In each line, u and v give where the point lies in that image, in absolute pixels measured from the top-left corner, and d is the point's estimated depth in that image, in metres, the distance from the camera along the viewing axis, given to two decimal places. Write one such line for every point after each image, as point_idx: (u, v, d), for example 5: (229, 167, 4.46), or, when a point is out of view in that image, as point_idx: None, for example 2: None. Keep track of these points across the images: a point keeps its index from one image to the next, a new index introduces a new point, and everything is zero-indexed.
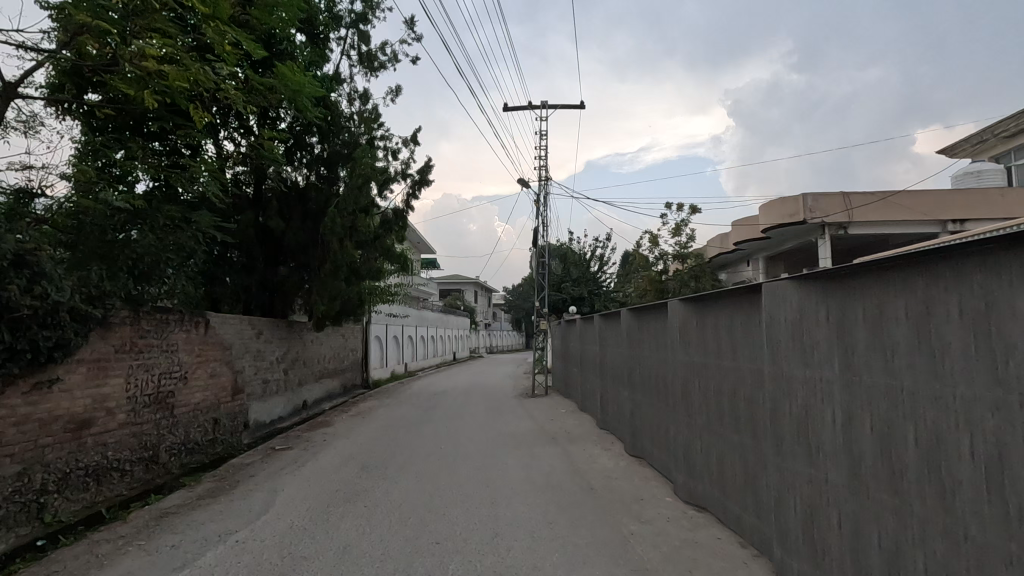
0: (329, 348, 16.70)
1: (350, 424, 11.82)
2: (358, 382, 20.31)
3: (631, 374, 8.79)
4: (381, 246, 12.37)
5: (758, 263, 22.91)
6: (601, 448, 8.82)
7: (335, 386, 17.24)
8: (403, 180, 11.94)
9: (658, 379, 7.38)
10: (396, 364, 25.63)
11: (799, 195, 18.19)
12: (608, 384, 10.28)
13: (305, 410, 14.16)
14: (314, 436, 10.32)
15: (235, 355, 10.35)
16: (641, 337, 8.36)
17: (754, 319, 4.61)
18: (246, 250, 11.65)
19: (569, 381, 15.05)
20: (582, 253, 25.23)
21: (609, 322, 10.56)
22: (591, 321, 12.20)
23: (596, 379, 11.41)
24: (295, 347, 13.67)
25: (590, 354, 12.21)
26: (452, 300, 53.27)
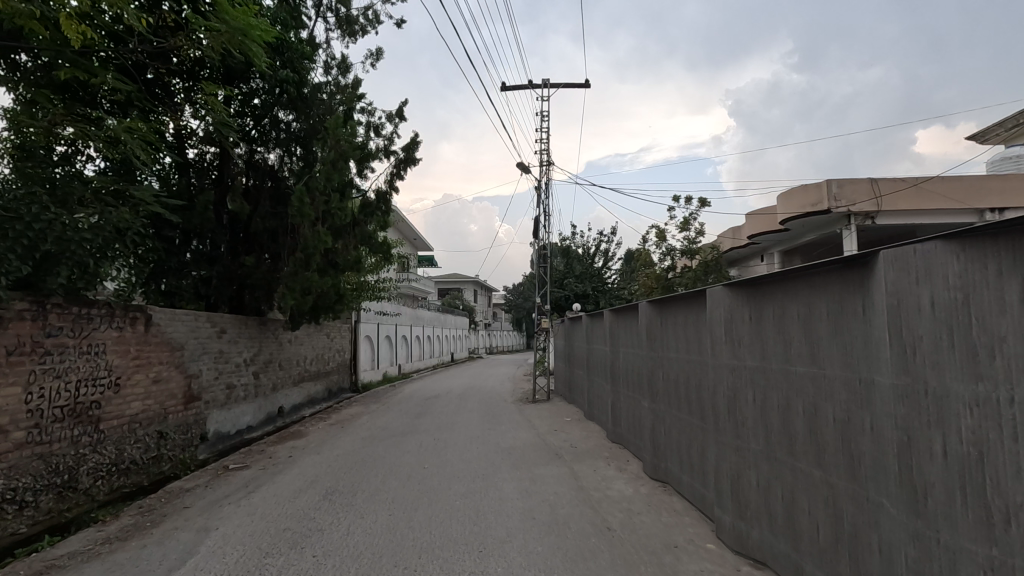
0: (310, 349, 15.29)
1: (325, 435, 10.43)
2: (345, 386, 18.88)
3: (647, 379, 7.35)
4: (361, 232, 10.97)
5: (774, 258, 21.48)
6: (613, 468, 7.40)
7: (318, 390, 15.82)
8: (386, 157, 10.55)
9: (685, 386, 5.96)
10: (389, 366, 24.21)
11: (823, 182, 16.77)
12: (620, 390, 8.87)
13: (280, 418, 12.74)
14: (280, 451, 8.92)
15: (189, 357, 8.95)
16: (660, 332, 6.91)
17: (852, 307, 3.20)
18: (207, 237, 10.34)
19: (573, 385, 13.63)
20: (585, 248, 23.81)
21: (619, 319, 9.15)
22: (598, 319, 10.81)
23: (605, 383, 10.01)
24: (268, 348, 12.26)
25: (597, 355, 10.79)
26: (451, 299, 51.82)
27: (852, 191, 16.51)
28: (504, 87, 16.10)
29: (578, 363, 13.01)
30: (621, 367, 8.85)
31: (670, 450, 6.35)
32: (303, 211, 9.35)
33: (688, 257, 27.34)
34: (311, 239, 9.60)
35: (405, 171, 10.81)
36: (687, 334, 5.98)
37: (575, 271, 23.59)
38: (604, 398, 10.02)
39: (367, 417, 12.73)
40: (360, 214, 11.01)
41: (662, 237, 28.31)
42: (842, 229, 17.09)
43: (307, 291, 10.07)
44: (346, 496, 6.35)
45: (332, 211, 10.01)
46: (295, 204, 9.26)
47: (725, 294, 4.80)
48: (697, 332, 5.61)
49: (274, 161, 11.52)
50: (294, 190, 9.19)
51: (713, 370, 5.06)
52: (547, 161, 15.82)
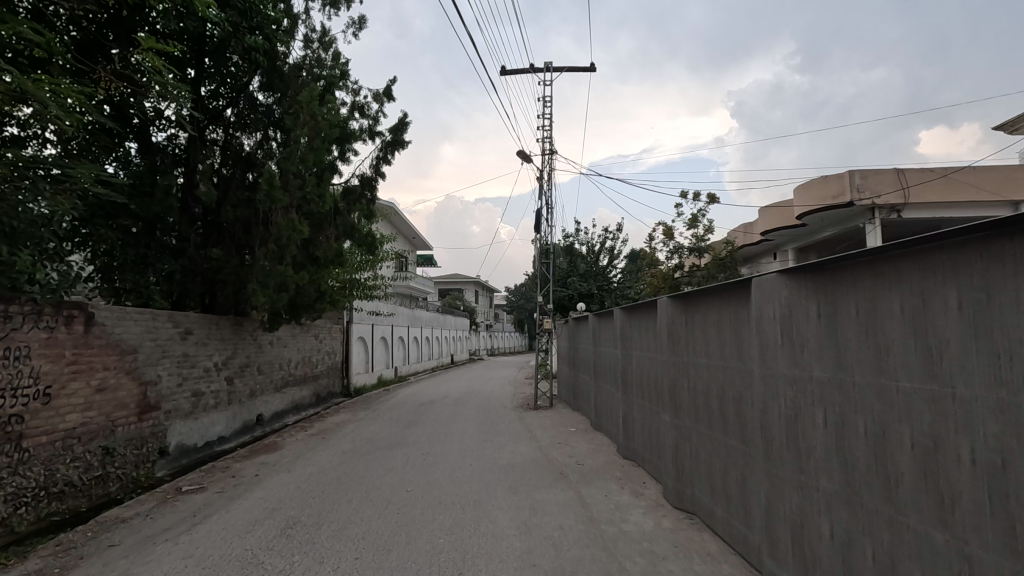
0: (295, 351, 14.22)
1: (303, 447, 9.38)
2: (336, 390, 17.84)
3: (665, 387, 6.25)
4: (344, 222, 9.90)
5: (788, 254, 20.40)
6: (627, 492, 6.30)
7: (304, 396, 14.78)
8: (371, 139, 9.49)
9: (717, 398, 4.86)
10: (384, 369, 23.14)
11: (845, 173, 15.68)
12: (633, 399, 7.78)
13: (259, 426, 11.69)
14: (248, 467, 7.87)
15: (145, 361, 7.92)
16: (681, 331, 5.79)
17: (1012, 295, 2.12)
18: (173, 230, 9.34)
19: (578, 390, 12.58)
20: (589, 245, 22.74)
21: (632, 319, 8.05)
22: (607, 318, 9.74)
23: (614, 391, 8.95)
24: (245, 350, 11.21)
25: (606, 359, 9.70)
26: (452, 300, 50.80)
27: (877, 182, 15.41)
28: (504, 71, 15.03)
29: (584, 368, 11.92)
30: (635, 373, 7.74)
31: (697, 474, 5.26)
32: (272, 195, 8.21)
33: (696, 256, 26.22)
34: (284, 228, 8.51)
35: (392, 155, 9.79)
36: (719, 335, 4.87)
37: (579, 270, 22.51)
38: (614, 408, 8.95)
39: (353, 426, 11.68)
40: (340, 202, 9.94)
41: (669, 235, 27.19)
42: (865, 223, 16.00)
43: (282, 287, 9.02)
44: (308, 530, 5.27)
45: (310, 197, 8.87)
46: (263, 187, 8.14)
47: (781, 282, 3.71)
48: (736, 330, 4.50)
49: (250, 146, 10.83)
50: (262, 171, 8.07)
51: (762, 381, 3.95)
52: (550, 150, 14.75)
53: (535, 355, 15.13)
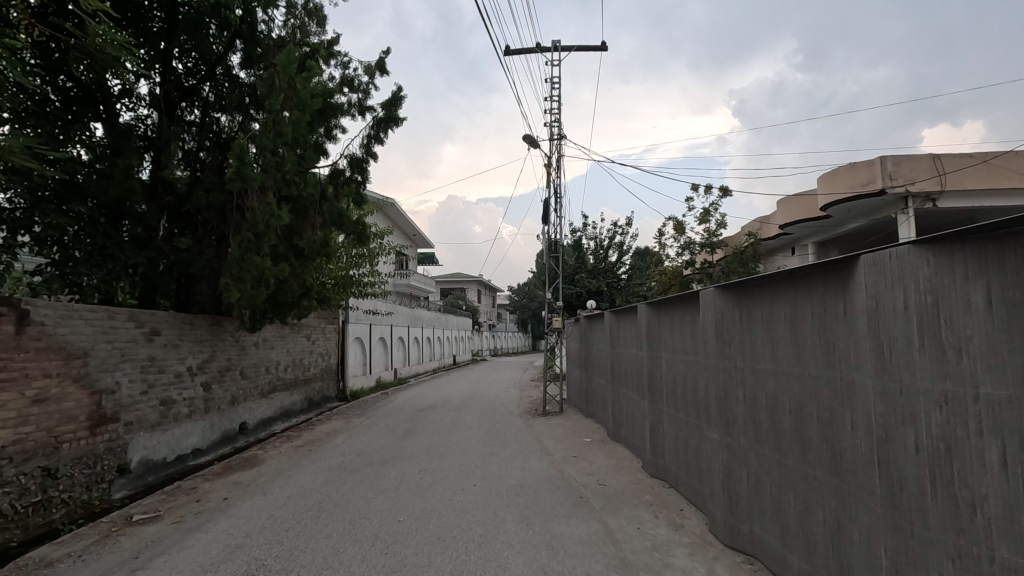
0: (284, 353, 13.17)
1: (286, 462, 8.34)
2: (330, 394, 16.81)
3: (709, 398, 5.17)
4: (330, 208, 8.82)
5: (809, 249, 19.30)
6: (664, 524, 5.23)
7: (294, 401, 13.73)
8: (360, 115, 8.42)
9: (793, 416, 3.77)
10: (382, 371, 22.08)
11: (876, 159, 14.57)
12: (663, 408, 6.71)
13: (241, 437, 10.64)
14: (217, 489, 6.81)
15: (99, 366, 6.88)
16: (731, 330, 4.70)
17: None
18: (139, 219, 8.30)
19: (591, 394, 11.53)
20: (597, 240, 21.67)
21: (658, 316, 6.97)
22: (626, 315, 8.67)
23: (637, 398, 7.87)
24: (224, 353, 10.16)
25: (626, 361, 8.62)
26: (454, 299, 49.77)
27: (911, 169, 14.30)
28: (509, 51, 13.98)
29: (599, 371, 10.85)
30: (664, 379, 6.67)
31: (760, 509, 4.17)
32: (245, 173, 7.15)
33: (708, 252, 25.15)
34: (260, 213, 7.42)
35: (384, 134, 8.76)
36: (794, 335, 3.79)
37: (588, 266, 21.46)
38: (637, 417, 7.86)
39: (345, 435, 10.63)
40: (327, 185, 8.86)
41: (680, 230, 26.08)
42: (897, 214, 14.86)
43: (261, 282, 7.98)
44: None
45: (291, 178, 7.73)
46: (233, 165, 7.09)
47: (917, 260, 2.62)
48: (824, 328, 3.42)
49: (226, 126, 10.03)
50: (232, 146, 7.00)
51: (880, 399, 2.87)
52: (558, 135, 13.68)
53: (543, 356, 14.08)
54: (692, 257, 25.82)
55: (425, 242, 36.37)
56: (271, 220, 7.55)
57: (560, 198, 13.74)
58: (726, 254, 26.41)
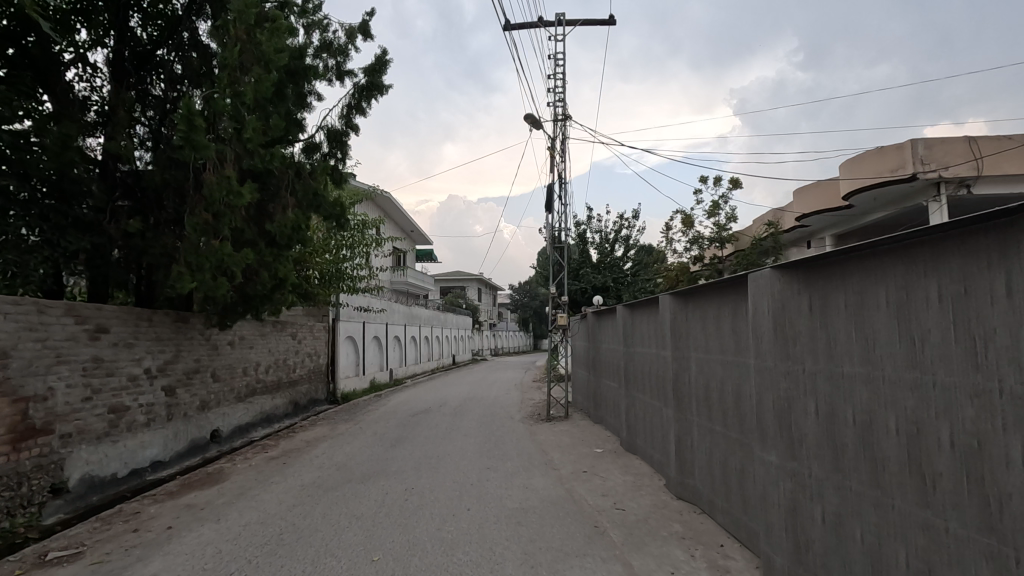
0: (264, 354, 12.11)
1: (255, 477, 7.28)
2: (319, 397, 15.76)
3: (760, 407, 4.10)
4: (304, 186, 7.72)
5: (827, 241, 18.20)
6: (703, 567, 4.16)
7: (277, 406, 12.68)
8: (338, 80, 7.42)
9: (903, 439, 2.72)
10: (377, 372, 21.03)
11: (906, 142, 13.46)
12: (692, 418, 5.65)
13: (212, 446, 9.59)
14: (163, 514, 5.76)
15: (24, 368, 5.84)
16: (795, 322, 3.64)
17: None
18: (82, 198, 7.18)
19: (600, 398, 10.48)
20: (602, 234, 20.61)
21: (682, 308, 5.89)
22: (642, 310, 7.61)
23: (656, 405, 6.82)
24: (191, 353, 9.10)
25: (642, 362, 7.55)
26: (454, 298, 48.69)
27: (944, 152, 13.20)
28: (510, 25, 12.90)
29: (609, 372, 9.78)
30: (693, 381, 5.59)
31: (846, 563, 3.12)
32: (195, 141, 5.97)
33: (718, 247, 24.08)
34: (217, 187, 6.37)
35: (367, 104, 7.79)
36: (903, 327, 2.74)
37: (593, 261, 20.44)
38: (657, 427, 6.77)
39: (327, 444, 9.57)
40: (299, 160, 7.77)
41: (688, 224, 24.97)
42: (928, 201, 13.74)
43: (223, 271, 6.93)
44: None
45: (251, 147, 6.64)
46: (181, 130, 5.90)
47: None
48: (963, 314, 2.39)
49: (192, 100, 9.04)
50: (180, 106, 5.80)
51: None
52: (563, 116, 12.63)
53: (546, 356, 13.04)
54: (701, 253, 24.73)
55: (423, 239, 35.30)
56: (231, 195, 6.53)
57: (565, 184, 12.63)
58: (737, 249, 25.29)
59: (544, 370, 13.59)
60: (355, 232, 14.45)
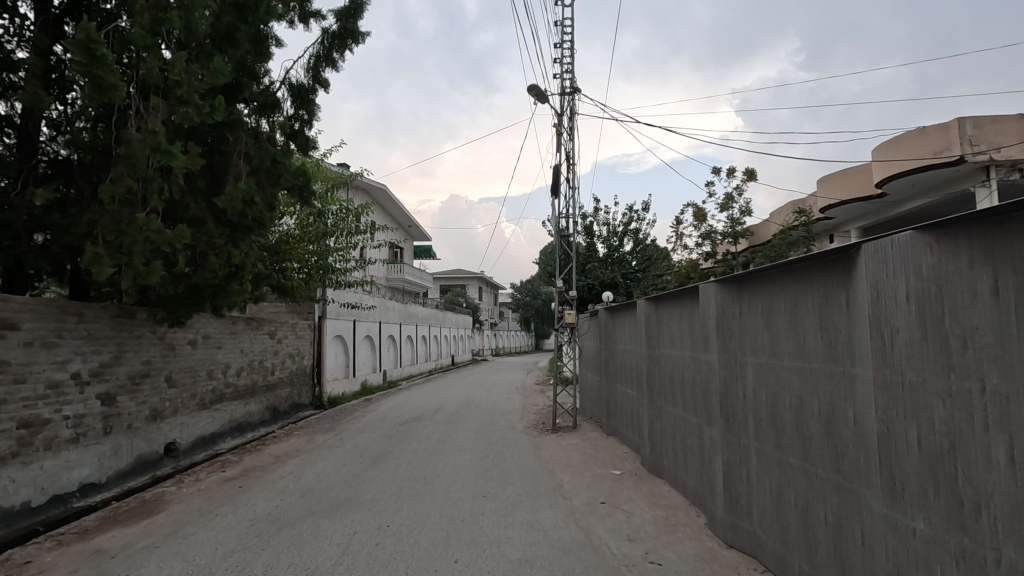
0: (235, 354, 10.78)
1: (198, 507, 5.96)
2: (303, 402, 14.45)
3: (886, 441, 2.76)
4: (261, 153, 6.38)
5: (853, 234, 16.84)
6: None
7: (251, 413, 11.36)
8: (303, 23, 6.14)
9: None
10: (369, 374, 19.73)
11: (952, 121, 12.07)
12: (749, 443, 4.32)
13: (165, 462, 8.27)
14: (58, 566, 4.43)
15: None
16: (967, 315, 2.31)
17: None
18: None
19: (614, 406, 9.18)
20: (610, 226, 19.27)
21: (735, 299, 4.54)
22: (671, 304, 6.25)
23: (693, 421, 5.47)
24: (138, 354, 7.77)
25: (672, 368, 6.21)
26: (454, 296, 47.37)
27: (997, 131, 11.79)
28: None
29: (626, 378, 8.43)
30: (752, 395, 4.25)
31: None
32: (103, 80, 4.48)
33: (732, 242, 22.78)
34: (139, 145, 4.93)
35: (339, 57, 6.51)
36: None
37: (600, 255, 19.12)
38: (695, 449, 5.41)
39: (299, 459, 8.25)
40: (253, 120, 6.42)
41: (699, 218, 23.62)
42: (976, 186, 12.35)
43: (157, 254, 5.62)
44: None
45: (184, 95, 5.15)
46: (83, 65, 4.41)
47: None
48: None
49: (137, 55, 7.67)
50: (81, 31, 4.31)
51: None
52: (571, 89, 11.32)
53: (552, 358, 11.75)
54: (713, 248, 23.39)
55: (421, 235, 33.97)
56: (160, 159, 5.05)
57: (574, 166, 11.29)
58: (751, 244, 23.99)
59: (549, 374, 12.28)
60: (341, 220, 13.10)
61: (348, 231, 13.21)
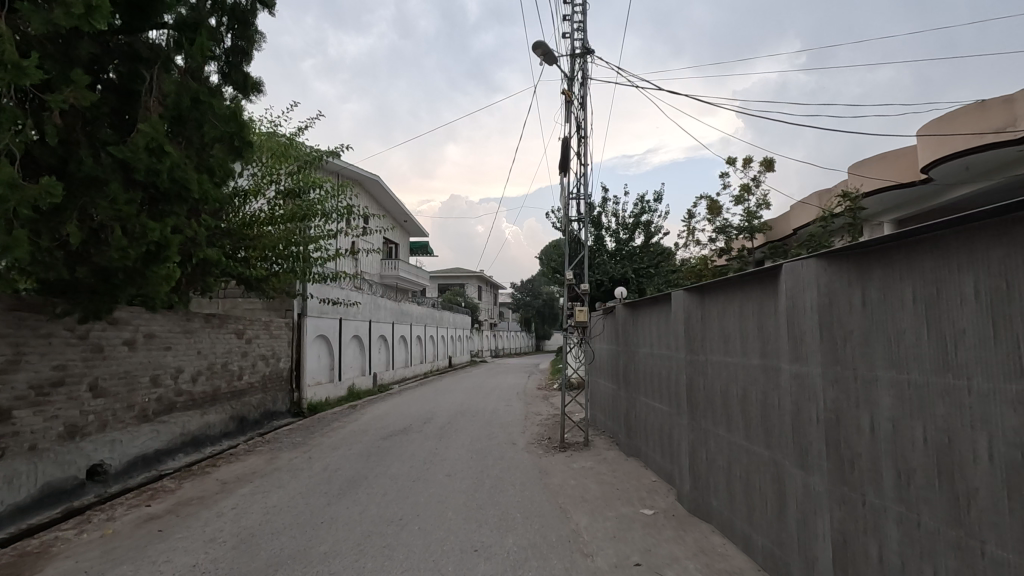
0: (190, 357, 9.26)
1: (89, 567, 4.43)
2: (278, 410, 12.93)
3: None
4: (181, 91, 4.86)
5: (888, 227, 15.30)
6: None
7: (213, 425, 9.83)
8: None
9: None
10: (356, 377, 18.20)
11: (1017, 95, 10.52)
12: (888, 505, 2.79)
13: (87, 490, 6.74)
14: None
15: None
16: None
17: None
18: None
19: (635, 420, 7.69)
20: (620, 219, 17.78)
21: (860, 280, 3.03)
22: (727, 295, 4.71)
23: (770, 457, 3.96)
24: (46, 358, 6.25)
25: (729, 379, 4.68)
26: (452, 296, 45.80)
27: None
28: None
29: (653, 387, 6.88)
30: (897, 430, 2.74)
31: None
32: None
33: (749, 237, 21.30)
34: None
35: None
36: None
37: (609, 250, 17.61)
38: (773, 496, 3.90)
39: (252, 487, 6.72)
40: (170, 51, 4.97)
41: (714, 211, 22.07)
42: None
43: (29, 222, 4.10)
44: None
45: None
46: None
47: None
48: None
49: None
50: None
51: None
52: (582, 51, 9.81)
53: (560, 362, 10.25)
54: (728, 244, 21.88)
55: (416, 231, 32.46)
56: (4, 75, 3.49)
57: (586, 139, 9.71)
58: (769, 239, 22.54)
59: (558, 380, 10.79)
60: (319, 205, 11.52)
61: (327, 217, 11.65)
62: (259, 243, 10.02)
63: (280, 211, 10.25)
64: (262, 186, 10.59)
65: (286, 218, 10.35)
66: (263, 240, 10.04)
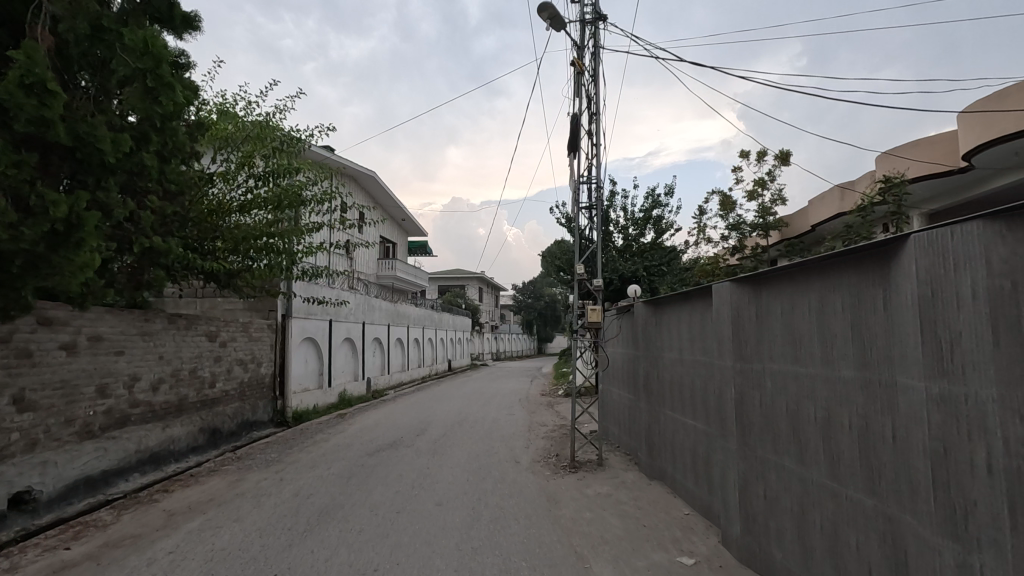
0: (149, 362, 8.15)
1: None
2: (258, 420, 11.80)
3: None
4: (75, 16, 4.25)
5: (919, 221, 14.16)
6: None
7: (177, 439, 8.71)
8: None
9: None
10: (348, 383, 17.09)
11: None
12: None
13: (9, 522, 5.63)
14: None
15: None
16: None
17: None
18: None
19: (662, 437, 6.52)
20: (630, 214, 16.64)
21: None
22: (801, 283, 3.56)
23: (877, 509, 2.84)
24: None
25: (802, 396, 3.55)
26: (452, 297, 44.66)
27: None
28: None
29: (684, 400, 5.75)
30: None
31: None
32: None
33: (763, 234, 20.19)
34: None
35: None
36: None
37: (618, 247, 16.52)
38: (885, 566, 2.77)
39: (203, 520, 5.59)
40: None
41: (726, 207, 20.96)
42: None
43: None
44: None
45: None
46: None
47: None
48: None
49: None
50: None
51: None
52: (594, 16, 8.70)
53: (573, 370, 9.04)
54: (741, 241, 20.78)
55: (415, 229, 31.42)
56: None
57: (598, 117, 8.62)
58: (783, 236, 21.40)
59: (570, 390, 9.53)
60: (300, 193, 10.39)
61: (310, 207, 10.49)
62: (227, 234, 8.93)
63: (253, 198, 9.11)
64: (237, 171, 9.46)
65: (259, 207, 9.19)
66: (232, 231, 8.94)
